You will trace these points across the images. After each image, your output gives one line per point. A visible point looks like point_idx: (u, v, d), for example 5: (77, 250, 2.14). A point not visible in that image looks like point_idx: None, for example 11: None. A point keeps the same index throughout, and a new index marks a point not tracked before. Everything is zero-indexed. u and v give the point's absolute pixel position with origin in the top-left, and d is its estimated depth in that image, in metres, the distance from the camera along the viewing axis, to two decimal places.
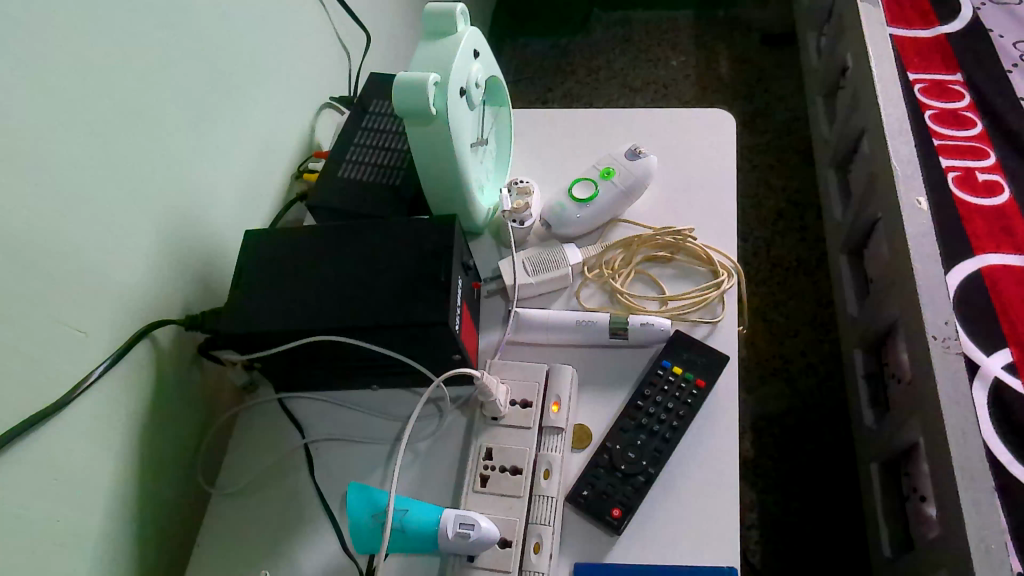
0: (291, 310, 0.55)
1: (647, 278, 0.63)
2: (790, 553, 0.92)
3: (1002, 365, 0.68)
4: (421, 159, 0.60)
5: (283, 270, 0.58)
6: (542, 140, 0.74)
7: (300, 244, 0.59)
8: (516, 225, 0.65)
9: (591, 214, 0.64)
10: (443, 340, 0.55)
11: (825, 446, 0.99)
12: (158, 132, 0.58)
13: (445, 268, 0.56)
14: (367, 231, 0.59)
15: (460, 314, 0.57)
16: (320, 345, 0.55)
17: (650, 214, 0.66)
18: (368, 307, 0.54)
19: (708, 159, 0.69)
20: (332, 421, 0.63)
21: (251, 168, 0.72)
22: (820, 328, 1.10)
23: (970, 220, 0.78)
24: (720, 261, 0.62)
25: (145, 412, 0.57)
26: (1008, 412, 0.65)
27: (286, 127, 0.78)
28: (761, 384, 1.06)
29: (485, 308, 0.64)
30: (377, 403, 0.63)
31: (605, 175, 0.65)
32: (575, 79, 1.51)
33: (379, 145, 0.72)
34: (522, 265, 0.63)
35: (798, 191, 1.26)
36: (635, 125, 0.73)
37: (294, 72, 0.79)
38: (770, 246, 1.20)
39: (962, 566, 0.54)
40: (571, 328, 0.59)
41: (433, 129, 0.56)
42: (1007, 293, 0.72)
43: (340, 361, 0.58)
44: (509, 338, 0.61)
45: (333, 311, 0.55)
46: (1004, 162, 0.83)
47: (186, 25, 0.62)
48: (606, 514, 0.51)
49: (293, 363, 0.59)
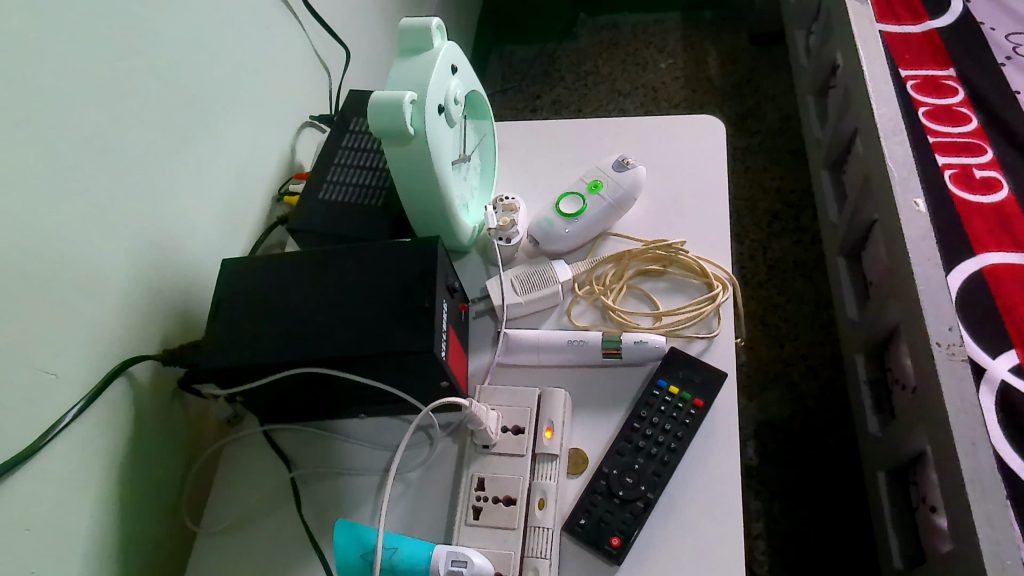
0: (272, 341, 0.53)
1: (639, 293, 0.61)
2: (799, 563, 0.90)
3: (1008, 368, 0.67)
4: (402, 180, 0.58)
5: (264, 298, 0.56)
6: (526, 152, 0.72)
7: (279, 273, 0.57)
8: (503, 243, 0.63)
9: (580, 229, 0.62)
10: (430, 369, 0.53)
11: (830, 451, 0.97)
12: (129, 162, 0.57)
13: (429, 292, 0.54)
14: (348, 256, 0.57)
15: (447, 338, 0.54)
16: (303, 376, 0.54)
17: (640, 226, 0.64)
18: (350, 336, 0.52)
19: (698, 167, 0.67)
20: (320, 452, 0.60)
21: (227, 192, 0.69)
22: (820, 330, 1.08)
23: (968, 219, 0.77)
24: (714, 272, 0.60)
25: (126, 453, 0.55)
26: (1016, 415, 0.64)
27: (266, 147, 0.76)
28: (762, 390, 1.04)
29: (474, 329, 0.62)
30: (366, 432, 0.61)
31: (593, 188, 0.63)
32: (564, 85, 1.49)
33: (360, 165, 0.70)
34: (510, 285, 0.61)
35: (792, 191, 1.24)
36: (622, 134, 0.71)
37: (270, 93, 0.77)
38: (766, 248, 1.18)
39: None
40: (562, 349, 0.57)
41: (413, 149, 0.55)
42: (1011, 292, 0.71)
43: (326, 391, 0.56)
44: (499, 360, 0.59)
45: (314, 342, 0.53)
46: (1001, 158, 0.81)
47: (155, 51, 0.60)
48: (605, 543, 0.49)
49: (277, 395, 0.57)
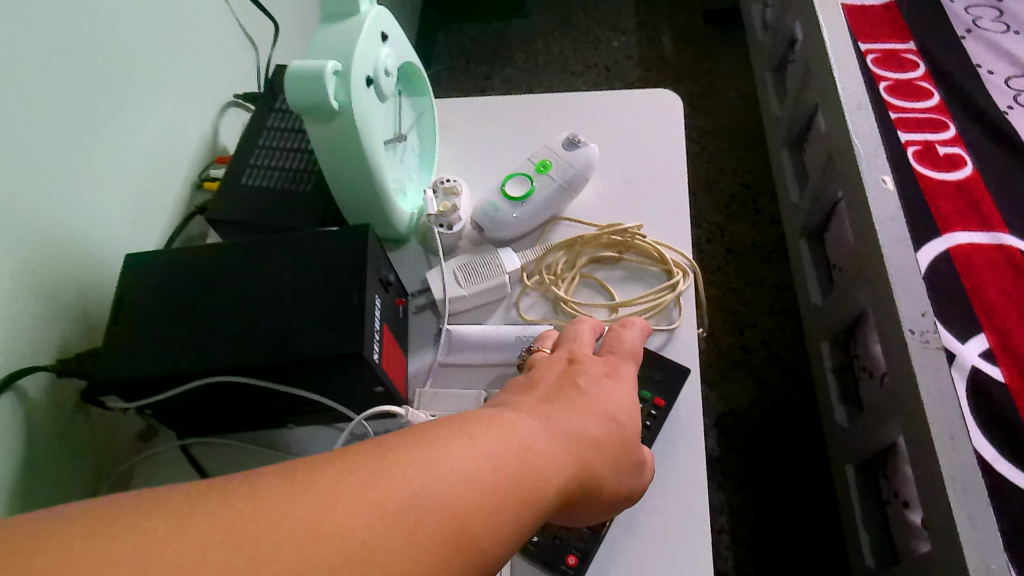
0: (182, 347, 0.47)
1: (593, 283, 0.56)
2: (764, 557, 0.87)
3: (979, 352, 0.65)
4: (328, 162, 0.51)
5: (172, 298, 0.49)
6: (469, 129, 0.66)
7: (190, 269, 0.51)
8: (444, 230, 0.57)
9: (528, 214, 0.57)
10: (361, 373, 0.47)
11: (794, 439, 0.95)
12: (17, 142, 0.49)
13: (359, 287, 0.48)
14: (269, 248, 0.51)
15: (381, 338, 0.49)
16: (218, 386, 0.47)
17: (593, 209, 0.59)
18: (270, 340, 0.46)
19: (654, 145, 0.62)
20: (245, 469, 0.54)
21: (138, 179, 0.62)
22: (780, 315, 1.05)
23: (933, 198, 0.74)
24: (673, 258, 0.56)
25: (14, 480, 0.47)
26: (989, 402, 0.62)
27: (183, 128, 0.69)
28: (722, 379, 1.00)
29: (414, 326, 0.56)
30: (295, 444, 0.55)
31: (542, 168, 0.58)
32: (514, 65, 1.44)
33: (287, 147, 0.64)
34: (452, 276, 0.56)
35: (749, 173, 1.21)
36: (573, 110, 0.65)
37: (187, 67, 0.69)
38: (724, 231, 1.14)
39: None
40: (510, 346, 0.52)
41: (338, 126, 0.48)
42: (979, 274, 0.69)
43: (247, 401, 0.50)
44: (441, 360, 0.53)
45: (228, 346, 0.46)
46: (964, 134, 0.78)
47: (51, 15, 0.52)
48: (561, 563, 0.44)
49: (191, 406, 0.50)
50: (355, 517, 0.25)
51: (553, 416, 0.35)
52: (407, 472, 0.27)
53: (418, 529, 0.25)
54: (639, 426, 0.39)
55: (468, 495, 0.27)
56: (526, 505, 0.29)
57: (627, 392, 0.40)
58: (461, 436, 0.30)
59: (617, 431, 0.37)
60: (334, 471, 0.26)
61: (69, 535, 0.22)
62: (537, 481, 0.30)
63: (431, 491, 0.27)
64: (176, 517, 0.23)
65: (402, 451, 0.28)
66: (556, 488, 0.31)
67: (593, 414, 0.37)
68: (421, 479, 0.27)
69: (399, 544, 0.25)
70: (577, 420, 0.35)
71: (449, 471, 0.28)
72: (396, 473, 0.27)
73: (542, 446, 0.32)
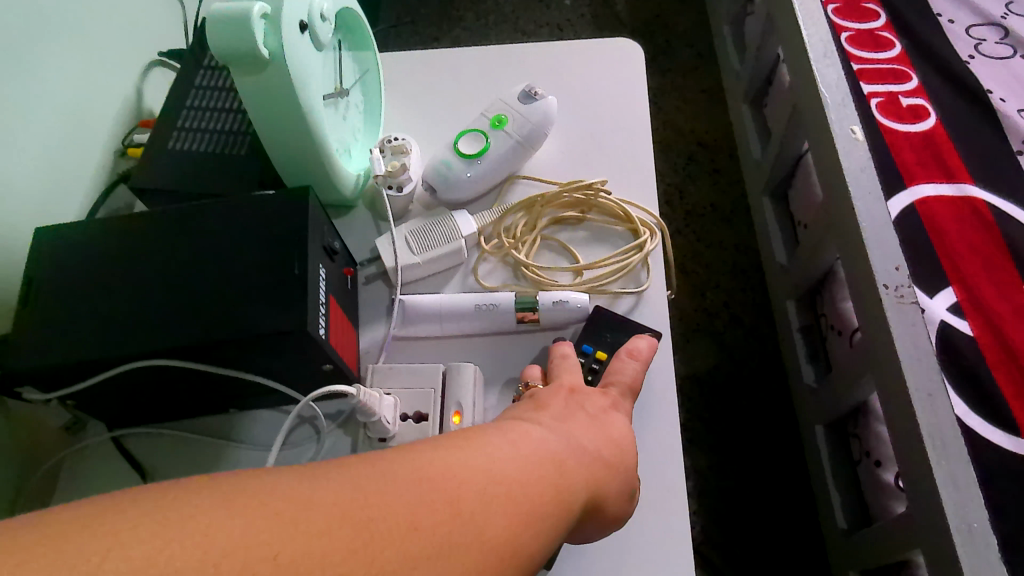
0: (106, 330, 0.42)
1: (555, 245, 0.52)
2: (731, 521, 0.86)
3: (947, 306, 0.64)
4: (261, 119, 0.46)
5: (92, 275, 0.44)
6: (416, 84, 0.61)
7: (109, 241, 0.45)
8: (393, 193, 0.53)
9: (484, 173, 0.53)
10: (307, 351, 0.43)
11: (758, 401, 0.93)
12: None
13: (301, 256, 0.43)
14: (198, 216, 0.46)
15: (327, 311, 0.44)
16: (148, 371, 0.42)
17: (553, 167, 0.56)
18: (202, 317, 0.42)
19: (615, 97, 0.58)
20: (185, 459, 0.49)
21: (49, 143, 0.56)
22: (742, 276, 1.04)
23: (897, 151, 0.72)
24: (640, 217, 0.52)
25: None
26: (958, 356, 0.62)
27: (102, 87, 0.62)
28: (685, 343, 0.99)
29: (364, 298, 0.52)
30: (238, 428, 0.50)
31: (496, 124, 0.54)
32: (463, 25, 1.38)
33: (217, 106, 0.58)
34: (404, 242, 0.51)
35: (707, 132, 1.18)
36: (528, 61, 0.61)
37: (104, 20, 0.63)
38: (683, 193, 1.12)
39: (932, 544, 0.47)
40: (469, 315, 0.48)
41: (270, 78, 0.43)
42: (945, 227, 0.68)
43: (182, 385, 0.45)
44: (395, 333, 0.49)
45: (156, 325, 0.42)
46: (926, 84, 0.77)
47: None
48: None
49: (117, 394, 0.45)
50: (427, 515, 0.24)
51: (570, 432, 0.35)
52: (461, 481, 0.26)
53: (480, 528, 0.25)
54: (637, 455, 0.39)
55: (514, 501, 0.27)
56: (562, 516, 0.29)
57: (627, 422, 0.40)
58: (496, 449, 0.29)
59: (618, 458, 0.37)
60: (397, 472, 0.25)
61: (133, 528, 0.21)
62: (568, 494, 0.30)
63: (484, 493, 0.26)
64: (272, 514, 0.22)
65: (449, 457, 0.27)
66: (576, 500, 0.31)
67: (599, 434, 0.37)
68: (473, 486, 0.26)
69: (466, 540, 0.24)
70: (588, 439, 0.35)
71: (493, 477, 0.28)
72: (451, 479, 0.26)
73: (564, 460, 0.32)
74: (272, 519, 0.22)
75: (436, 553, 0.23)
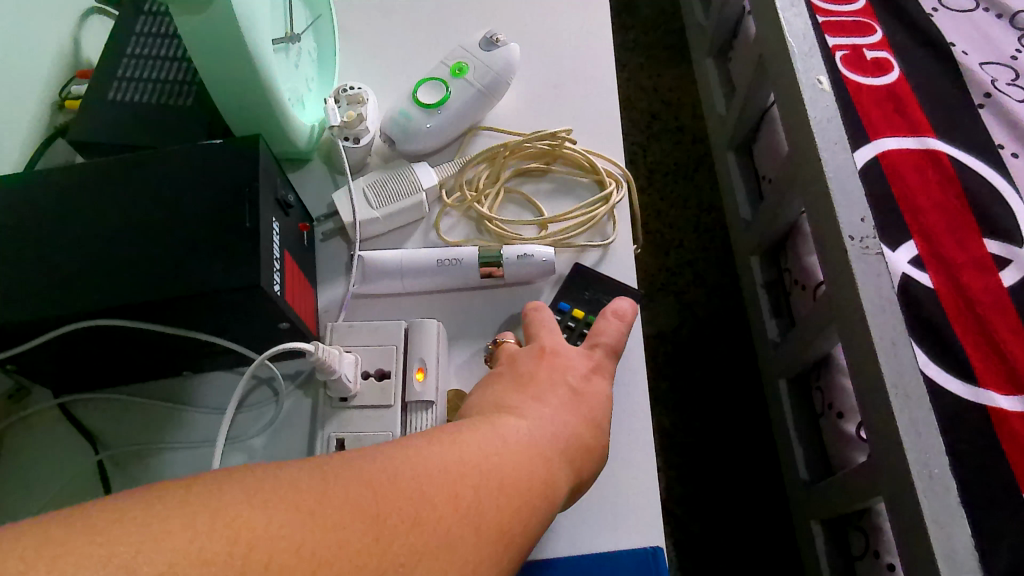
0: (46, 289, 0.39)
1: (519, 198, 0.51)
2: (695, 476, 0.87)
3: (909, 259, 0.65)
4: (205, 64, 0.43)
5: (27, 231, 0.41)
6: (370, 32, 0.58)
7: (46, 195, 0.42)
8: (350, 144, 0.50)
9: (444, 123, 0.51)
10: (262, 308, 0.41)
11: (721, 358, 0.94)
12: None
13: (252, 209, 0.41)
14: (140, 169, 0.43)
15: (282, 266, 0.42)
16: (91, 331, 0.40)
17: (516, 118, 0.54)
18: (148, 274, 0.39)
19: (579, 46, 0.56)
20: (138, 424, 0.47)
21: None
22: (705, 234, 1.03)
23: (861, 104, 0.72)
24: (605, 168, 0.51)
25: None
26: (918, 308, 0.63)
27: (32, 32, 0.57)
28: (650, 302, 0.98)
29: (322, 255, 0.50)
30: (193, 393, 0.48)
31: (457, 72, 0.51)
32: None
33: (161, 55, 0.54)
34: (362, 196, 0.49)
35: (672, 90, 1.16)
36: (488, 8, 0.58)
37: None
38: (647, 151, 1.11)
39: (894, 491, 0.47)
40: (432, 271, 0.47)
41: (214, 20, 0.41)
42: (908, 181, 0.68)
43: (130, 347, 0.43)
44: (355, 290, 0.47)
45: (98, 282, 0.39)
46: (891, 37, 0.76)
47: None
48: None
49: (61, 357, 0.43)
50: (430, 505, 0.24)
51: (554, 414, 0.35)
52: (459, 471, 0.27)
53: (477, 519, 0.25)
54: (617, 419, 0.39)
55: (507, 493, 0.27)
56: (549, 503, 0.30)
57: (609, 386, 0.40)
58: (483, 437, 0.30)
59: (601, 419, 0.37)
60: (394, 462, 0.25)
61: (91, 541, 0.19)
62: (553, 483, 0.30)
63: (480, 484, 0.27)
64: (290, 508, 0.22)
65: (442, 449, 0.28)
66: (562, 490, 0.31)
67: (585, 405, 0.37)
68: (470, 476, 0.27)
69: (467, 532, 0.24)
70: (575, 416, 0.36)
71: (486, 468, 0.28)
72: (449, 468, 0.26)
73: (547, 444, 0.32)
74: (289, 512, 0.21)
75: (443, 544, 0.23)
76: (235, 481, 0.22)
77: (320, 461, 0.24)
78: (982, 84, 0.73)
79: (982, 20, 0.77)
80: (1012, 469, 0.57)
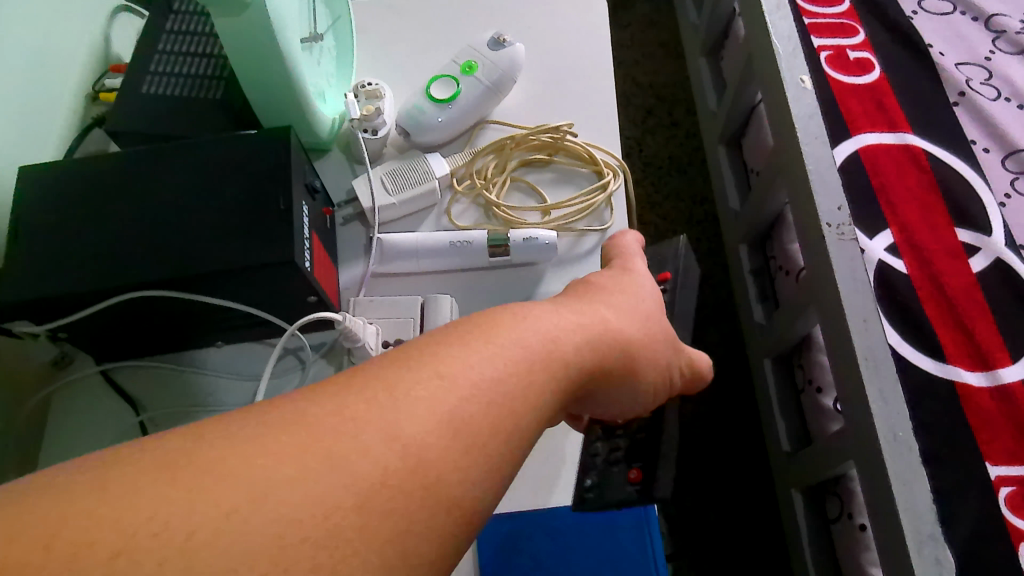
0: (99, 267, 0.43)
1: (524, 186, 0.55)
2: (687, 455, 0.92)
3: (885, 247, 0.70)
4: (238, 61, 0.48)
5: (79, 213, 0.45)
6: (385, 32, 0.62)
7: (95, 180, 0.46)
8: (368, 136, 0.55)
9: (454, 117, 0.55)
10: (293, 282, 0.45)
11: (712, 344, 0.99)
12: None
13: (285, 192, 0.45)
14: (179, 157, 0.47)
15: (311, 245, 0.47)
16: (139, 303, 0.44)
17: (520, 112, 0.58)
18: (191, 252, 0.43)
19: (579, 46, 0.60)
20: (174, 390, 0.52)
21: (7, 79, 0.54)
22: (698, 226, 1.08)
23: (844, 102, 0.77)
24: (604, 159, 0.55)
25: None
26: (893, 291, 0.68)
27: (57, 24, 0.61)
28: None
29: (342, 238, 0.54)
30: (225, 361, 0.53)
31: (467, 70, 0.56)
32: None
33: (190, 51, 0.58)
34: (380, 183, 0.54)
35: (667, 86, 1.21)
36: (494, 10, 0.63)
37: None
38: (643, 146, 1.15)
39: (865, 456, 0.52)
40: (445, 251, 0.51)
41: (249, 22, 0.45)
42: (886, 174, 0.73)
43: (171, 318, 0.47)
44: (374, 269, 0.52)
45: (147, 260, 0.43)
46: (872, 38, 0.81)
47: None
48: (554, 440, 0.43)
49: (109, 327, 0.47)
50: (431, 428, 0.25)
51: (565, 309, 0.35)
52: (452, 385, 0.27)
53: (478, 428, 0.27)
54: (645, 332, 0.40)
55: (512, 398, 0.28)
56: (555, 393, 0.31)
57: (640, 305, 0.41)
58: (489, 339, 0.30)
59: (655, 330, 0.41)
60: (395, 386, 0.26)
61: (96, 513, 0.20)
62: (561, 376, 0.32)
63: (485, 392, 0.28)
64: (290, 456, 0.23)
65: (446, 359, 0.28)
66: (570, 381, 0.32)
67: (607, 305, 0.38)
68: (463, 389, 0.27)
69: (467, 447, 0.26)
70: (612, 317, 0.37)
71: (492, 366, 0.29)
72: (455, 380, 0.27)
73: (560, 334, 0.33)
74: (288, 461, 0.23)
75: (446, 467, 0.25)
76: (240, 436, 0.23)
77: (328, 400, 0.25)
78: (957, 84, 0.78)
79: (960, 22, 0.82)
80: (975, 439, 0.63)
